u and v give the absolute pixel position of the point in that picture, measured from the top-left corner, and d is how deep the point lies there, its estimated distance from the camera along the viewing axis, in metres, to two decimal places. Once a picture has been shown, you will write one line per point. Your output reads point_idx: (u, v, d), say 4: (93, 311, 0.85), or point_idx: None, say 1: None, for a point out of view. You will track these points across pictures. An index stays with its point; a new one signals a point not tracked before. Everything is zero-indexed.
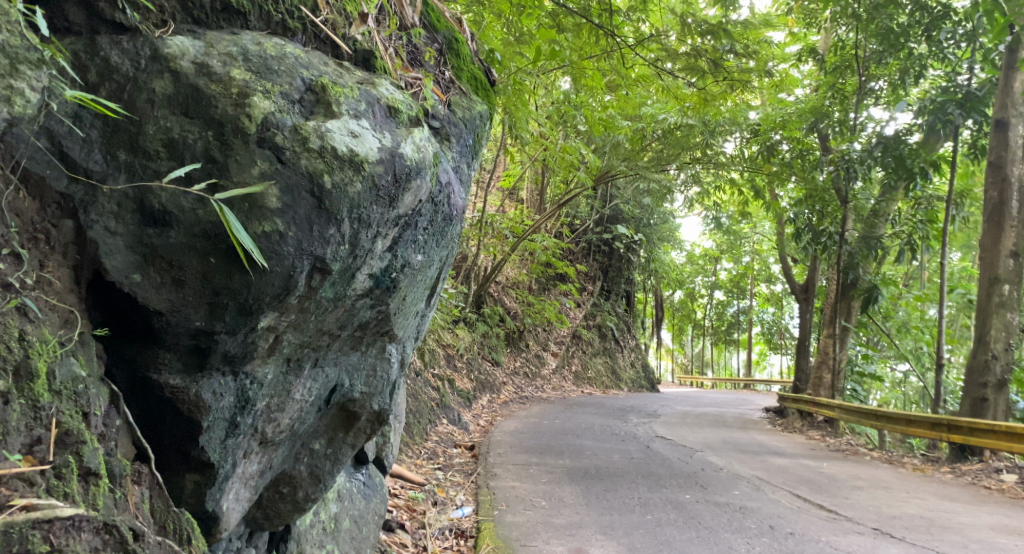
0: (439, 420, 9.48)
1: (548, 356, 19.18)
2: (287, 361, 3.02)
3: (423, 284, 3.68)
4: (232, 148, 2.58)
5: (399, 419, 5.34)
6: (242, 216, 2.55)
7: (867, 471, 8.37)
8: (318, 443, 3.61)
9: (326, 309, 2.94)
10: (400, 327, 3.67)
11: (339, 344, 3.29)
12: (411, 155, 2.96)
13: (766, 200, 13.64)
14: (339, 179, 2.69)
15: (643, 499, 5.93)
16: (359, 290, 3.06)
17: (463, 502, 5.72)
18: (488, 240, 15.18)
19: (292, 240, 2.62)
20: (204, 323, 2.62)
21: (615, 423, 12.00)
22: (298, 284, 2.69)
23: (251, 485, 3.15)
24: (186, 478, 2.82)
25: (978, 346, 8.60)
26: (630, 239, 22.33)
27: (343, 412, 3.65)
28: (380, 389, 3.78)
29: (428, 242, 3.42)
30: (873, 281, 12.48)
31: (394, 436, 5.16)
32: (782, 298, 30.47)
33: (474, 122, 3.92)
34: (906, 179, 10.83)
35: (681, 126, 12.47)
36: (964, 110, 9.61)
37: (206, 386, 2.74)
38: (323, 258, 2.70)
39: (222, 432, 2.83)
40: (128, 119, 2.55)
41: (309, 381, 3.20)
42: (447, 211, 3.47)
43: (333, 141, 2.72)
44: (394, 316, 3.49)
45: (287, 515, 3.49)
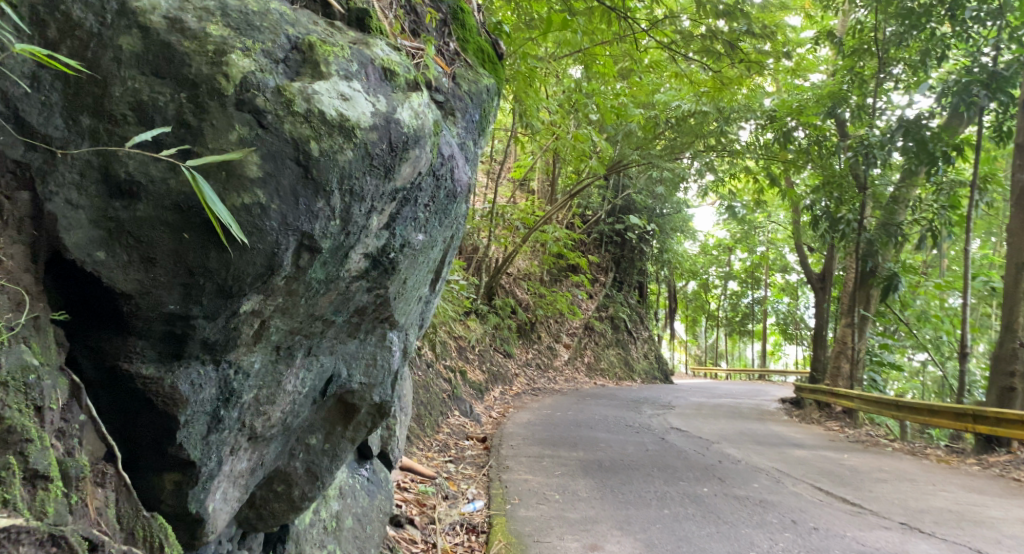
0: (450, 412, 9.35)
1: (561, 348, 19.04)
2: (276, 349, 2.90)
3: (425, 267, 3.60)
4: (208, 111, 2.47)
5: (404, 412, 5.22)
6: (219, 186, 2.43)
7: (890, 463, 8.18)
8: (315, 438, 3.49)
9: (318, 292, 2.85)
10: (401, 312, 3.59)
11: (334, 331, 3.21)
12: (409, 122, 2.85)
13: (782, 188, 13.42)
14: (327, 147, 2.58)
15: (659, 493, 5.77)
16: (354, 271, 2.98)
17: (475, 497, 5.58)
18: (499, 231, 15.04)
19: (276, 214, 2.50)
20: (179, 306, 2.51)
21: (630, 415, 11.84)
22: (283, 263, 2.58)
23: (240, 484, 3.04)
24: (164, 478, 2.72)
25: (1006, 334, 8.41)
26: (643, 230, 22.15)
27: (341, 404, 3.54)
28: (380, 380, 3.67)
29: (429, 221, 3.35)
30: (893, 269, 12.25)
31: (400, 430, 5.04)
32: (797, 287, 30.21)
33: (481, 96, 3.84)
34: (928, 164, 10.61)
35: (695, 113, 12.30)
36: (989, 91, 9.42)
37: (183, 376, 2.61)
38: (311, 234, 2.60)
39: (203, 427, 2.71)
40: (91, 78, 2.42)
41: (302, 371, 3.11)
42: (450, 187, 3.39)
43: (320, 104, 2.60)
44: (394, 300, 3.41)
45: (282, 516, 3.38)
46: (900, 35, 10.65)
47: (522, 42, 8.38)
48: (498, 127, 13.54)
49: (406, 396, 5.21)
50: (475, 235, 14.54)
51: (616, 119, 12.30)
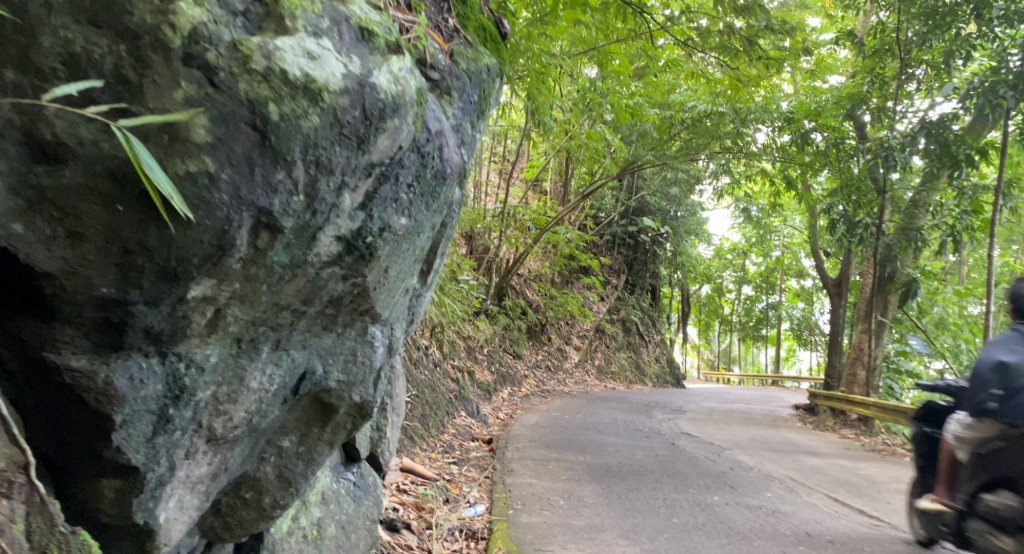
0: (457, 413, 9.17)
1: (571, 350, 18.87)
2: (237, 343, 2.73)
3: (412, 257, 3.38)
4: (150, 66, 2.25)
5: (397, 412, 5.05)
6: (160, 152, 2.25)
7: (909, 474, 7.93)
8: (288, 441, 3.36)
9: (281, 278, 2.66)
10: (385, 305, 3.33)
11: (305, 323, 2.98)
12: (386, 88, 2.63)
13: (798, 191, 13.17)
14: (288, 111, 2.37)
15: (668, 500, 5.57)
16: (325, 257, 2.76)
17: (477, 501, 5.41)
18: (510, 231, 14.89)
19: (227, 186, 2.32)
20: (113, 289, 2.34)
21: (640, 419, 11.63)
22: (237, 243, 2.41)
23: (200, 490, 2.90)
24: (103, 485, 2.58)
25: None
26: (656, 232, 21.93)
27: (318, 403, 3.36)
28: (361, 378, 3.45)
29: (416, 205, 3.13)
30: (912, 274, 11.95)
31: (392, 432, 4.87)
32: (812, 293, 29.89)
33: (480, 77, 3.79)
34: (951, 167, 10.37)
35: (712, 114, 12.09)
36: (1015, 92, 9.18)
37: (120, 368, 2.45)
38: (268, 209, 2.43)
39: (148, 428, 2.55)
40: (14, 24, 2.18)
41: (269, 367, 2.93)
42: (439, 167, 3.17)
43: (283, 63, 2.38)
44: (375, 290, 3.16)
45: (252, 524, 3.32)
46: (925, 36, 10.46)
47: (536, 37, 8.23)
48: (512, 126, 13.38)
49: (400, 395, 5.05)
50: (486, 235, 14.39)
51: (631, 119, 12.06)
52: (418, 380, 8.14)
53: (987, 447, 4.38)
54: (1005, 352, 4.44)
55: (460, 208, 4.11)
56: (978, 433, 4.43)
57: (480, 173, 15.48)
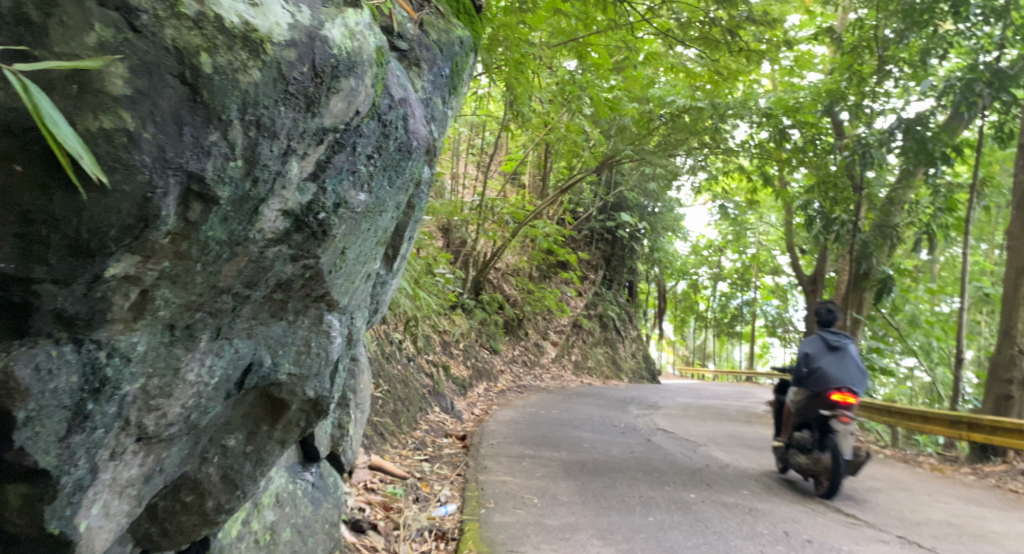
0: (430, 409, 9.01)
1: (548, 345, 18.76)
2: (170, 329, 2.55)
3: (371, 236, 3.37)
4: (57, 5, 2.01)
5: (360, 408, 4.90)
6: (70, 105, 2.00)
7: (883, 471, 7.90)
8: (234, 439, 3.15)
9: (220, 256, 2.55)
10: (340, 290, 3.34)
11: (250, 309, 2.90)
12: (340, 42, 2.60)
13: (775, 188, 13.15)
14: (222, 62, 2.23)
15: (645, 498, 5.46)
16: (270, 235, 2.70)
17: (448, 499, 5.26)
18: (487, 225, 14.73)
19: (150, 144, 2.12)
20: (16, 267, 2.11)
21: (616, 414, 11.55)
22: (165, 212, 2.23)
23: (130, 494, 2.61)
24: (8, 492, 2.23)
25: (1003, 341, 8.14)
26: (634, 228, 21.90)
27: (266, 398, 3.20)
28: (315, 371, 3.33)
29: (374, 180, 3.11)
30: (887, 272, 11.92)
31: (354, 430, 4.71)
32: (786, 290, 30.09)
33: (451, 48, 3.91)
34: (927, 164, 10.34)
35: (690, 109, 11.88)
36: (992, 89, 9.18)
37: (25, 359, 2.16)
38: (199, 174, 2.28)
39: (61, 425, 2.24)
40: None
41: (210, 358, 2.76)
42: (400, 139, 3.17)
43: (217, 9, 2.24)
44: (329, 274, 3.17)
45: (193, 531, 3.05)
46: (902, 33, 10.37)
47: (516, 28, 8.08)
48: (490, 119, 13.22)
49: (362, 392, 4.90)
50: (463, 228, 14.22)
51: (610, 113, 11.93)
52: (391, 374, 7.98)
53: (801, 404, 6.67)
54: (812, 347, 6.64)
55: (426, 192, 4.09)
56: (795, 397, 6.72)
57: (458, 165, 15.31)
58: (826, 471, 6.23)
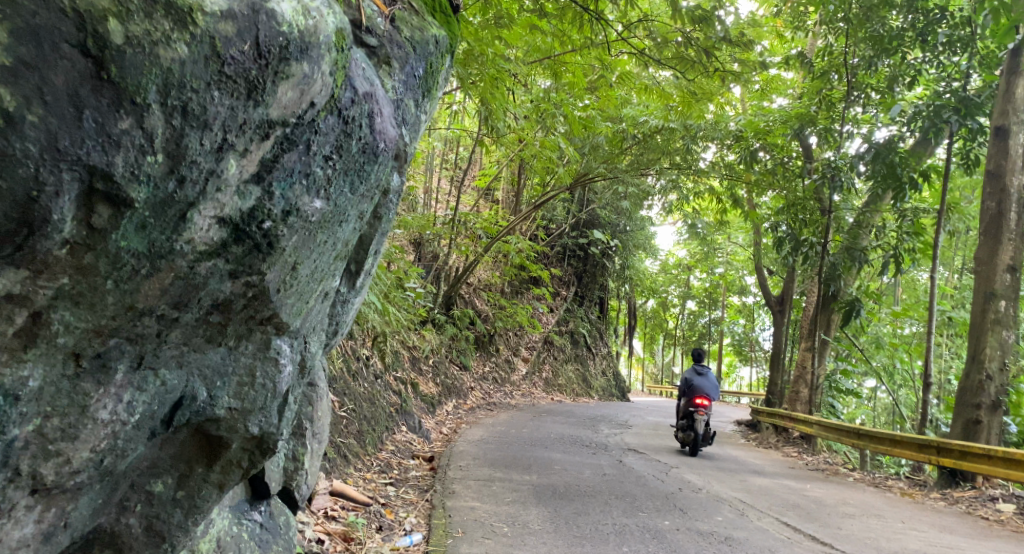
0: (397, 428, 8.74)
1: (519, 362, 18.51)
2: (78, 359, 2.42)
3: (331, 250, 3.25)
4: None
5: (318, 439, 4.67)
6: None
7: (854, 496, 7.78)
8: (161, 485, 3.01)
9: (139, 273, 2.45)
10: (291, 312, 3.16)
11: (181, 333, 2.74)
12: (291, 17, 2.57)
13: (744, 209, 13.05)
14: (138, 31, 2.24)
15: (618, 526, 5.25)
16: (203, 248, 2.60)
17: (413, 528, 4.99)
18: (459, 239, 14.51)
19: (38, 127, 2.15)
20: None
21: (586, 434, 11.36)
22: (62, 209, 2.23)
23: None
24: None
25: (972, 365, 8.06)
26: (605, 245, 21.83)
27: (201, 435, 3.07)
28: (261, 404, 3.18)
29: (332, 185, 3.01)
30: (855, 294, 11.92)
31: (310, 462, 4.48)
32: (753, 309, 30.22)
33: (426, 47, 3.78)
34: (895, 189, 10.30)
35: (662, 129, 11.94)
36: (959, 116, 9.10)
37: None
38: (106, 170, 2.27)
39: None
40: None
41: (131, 393, 2.62)
42: (363, 141, 3.10)
43: None
44: (277, 293, 2.99)
45: None
46: (870, 60, 10.33)
47: (487, 41, 7.90)
48: (464, 133, 13.02)
49: (320, 422, 4.66)
50: (435, 242, 13.97)
51: (584, 131, 11.80)
52: (357, 393, 7.70)
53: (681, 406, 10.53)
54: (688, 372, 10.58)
55: (395, 203, 3.91)
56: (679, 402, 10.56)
57: (430, 179, 15.11)
58: (694, 440, 10.04)
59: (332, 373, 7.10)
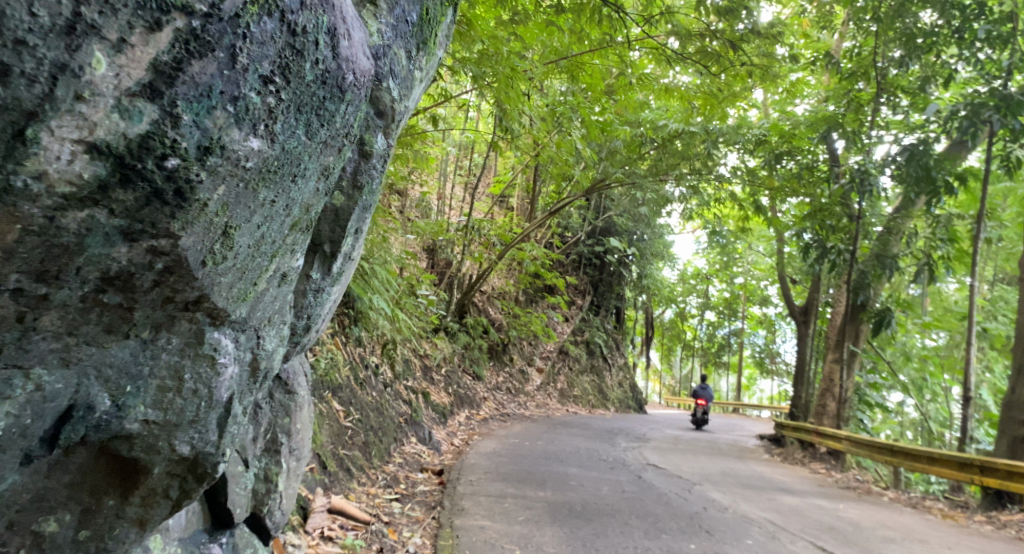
0: (407, 439, 8.42)
1: (534, 372, 18.11)
2: None
3: (280, 217, 3.05)
4: None
5: (299, 458, 4.30)
6: None
7: (891, 518, 7.35)
8: (55, 524, 2.77)
9: None
10: (228, 297, 2.97)
11: (56, 320, 2.57)
12: None
13: (766, 217, 12.60)
14: None
15: (641, 549, 4.88)
16: (67, 186, 2.41)
17: (417, 550, 4.66)
18: (474, 246, 14.19)
19: None
20: None
21: (602, 447, 10.97)
22: None
23: None
24: None
25: (1018, 379, 7.61)
26: (622, 253, 21.42)
27: (109, 457, 2.86)
28: (188, 416, 3.01)
29: (275, 120, 2.79)
30: (884, 304, 11.18)
31: (287, 482, 4.12)
32: (773, 321, 29.67)
33: None
34: (929, 195, 9.78)
35: (682, 133, 11.45)
36: (1000, 116, 8.65)
37: None
38: None
39: None
40: None
41: None
42: (320, 69, 2.92)
43: None
44: (201, 268, 2.78)
45: None
46: (901, 60, 9.93)
47: (503, 36, 7.50)
48: (480, 136, 12.67)
49: (299, 436, 4.29)
50: (449, 248, 13.66)
51: (602, 134, 11.40)
52: (365, 402, 7.40)
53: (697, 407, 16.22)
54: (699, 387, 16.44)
55: (379, 171, 3.77)
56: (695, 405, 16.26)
57: (445, 185, 14.79)
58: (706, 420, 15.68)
59: (338, 382, 6.77)
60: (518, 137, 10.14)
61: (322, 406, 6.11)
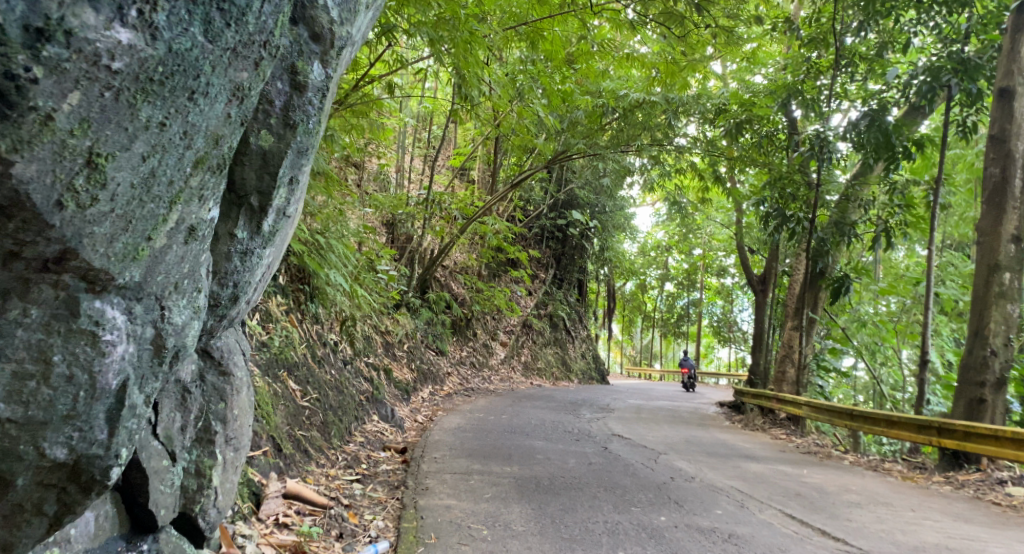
0: (368, 418, 8.18)
1: (497, 346, 17.94)
2: None
3: (172, 147, 2.75)
4: None
5: (236, 450, 3.85)
6: None
7: (855, 481, 7.34)
8: None
9: None
10: (107, 256, 2.63)
11: None
12: None
13: (727, 187, 12.52)
14: None
15: (609, 523, 4.74)
16: None
17: (378, 534, 4.46)
18: (434, 221, 13.88)
19: None
20: None
21: (567, 419, 10.87)
22: None
23: None
24: None
25: (975, 341, 7.54)
26: (584, 226, 21.26)
27: None
28: (57, 403, 2.58)
29: (153, 10, 2.56)
30: (844, 270, 11.18)
31: (224, 477, 3.70)
32: (733, 291, 29.91)
33: None
34: (887, 160, 9.67)
35: (644, 103, 11.23)
36: (959, 80, 8.46)
37: None
38: None
39: None
40: None
41: None
42: None
43: None
44: (60, 211, 2.48)
45: None
46: (861, 26, 9.79)
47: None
48: (438, 106, 12.30)
49: (236, 425, 3.84)
50: (409, 223, 13.33)
51: (562, 104, 11.12)
52: (323, 381, 7.15)
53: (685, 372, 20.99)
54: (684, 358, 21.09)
55: (315, 112, 3.59)
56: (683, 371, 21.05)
57: (403, 158, 14.41)
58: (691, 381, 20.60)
59: (293, 360, 6.51)
60: (478, 107, 9.83)
61: (277, 387, 5.85)
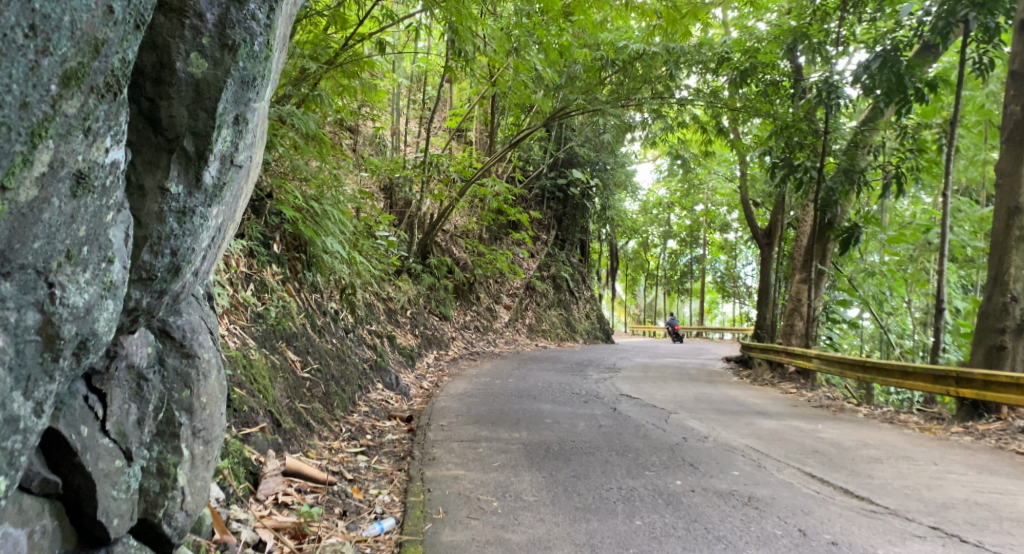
0: (372, 386, 8.00)
1: (501, 310, 17.78)
2: None
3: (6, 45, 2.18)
4: None
5: (208, 444, 3.35)
6: None
7: (873, 435, 7.15)
8: None
9: None
10: None
11: None
12: None
13: (729, 140, 12.22)
14: None
15: (624, 490, 4.55)
16: None
17: (384, 510, 4.29)
18: (432, 184, 13.57)
19: None
20: None
21: (574, 380, 10.69)
22: None
23: None
24: None
25: (994, 287, 7.30)
26: (585, 185, 20.93)
27: None
28: None
29: None
30: (854, 219, 10.89)
31: (192, 474, 3.19)
32: (736, 246, 29.73)
33: None
34: (899, 103, 9.37)
35: (644, 54, 10.87)
36: (977, 14, 8.10)
37: None
38: None
39: None
40: None
41: None
42: None
43: None
44: None
45: None
46: None
47: None
48: (431, 63, 11.92)
49: (206, 413, 3.32)
50: (407, 187, 13.02)
51: (558, 59, 10.74)
52: (324, 350, 6.95)
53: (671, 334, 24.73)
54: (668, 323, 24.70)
55: (262, 31, 2.99)
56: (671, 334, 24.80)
57: (399, 120, 14.03)
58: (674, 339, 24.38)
59: (292, 330, 6.32)
60: (470, 66, 9.52)
61: (276, 358, 5.67)
